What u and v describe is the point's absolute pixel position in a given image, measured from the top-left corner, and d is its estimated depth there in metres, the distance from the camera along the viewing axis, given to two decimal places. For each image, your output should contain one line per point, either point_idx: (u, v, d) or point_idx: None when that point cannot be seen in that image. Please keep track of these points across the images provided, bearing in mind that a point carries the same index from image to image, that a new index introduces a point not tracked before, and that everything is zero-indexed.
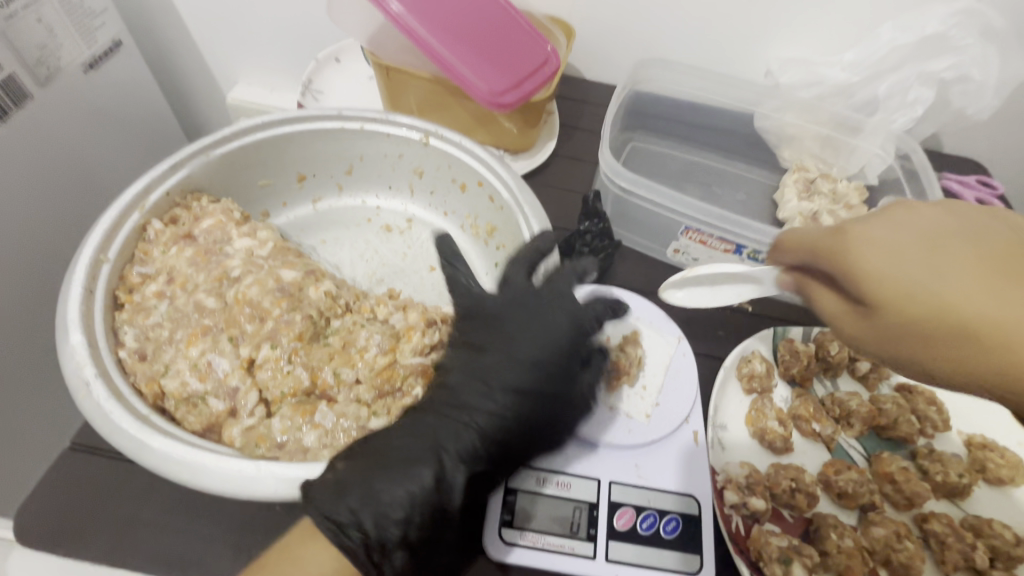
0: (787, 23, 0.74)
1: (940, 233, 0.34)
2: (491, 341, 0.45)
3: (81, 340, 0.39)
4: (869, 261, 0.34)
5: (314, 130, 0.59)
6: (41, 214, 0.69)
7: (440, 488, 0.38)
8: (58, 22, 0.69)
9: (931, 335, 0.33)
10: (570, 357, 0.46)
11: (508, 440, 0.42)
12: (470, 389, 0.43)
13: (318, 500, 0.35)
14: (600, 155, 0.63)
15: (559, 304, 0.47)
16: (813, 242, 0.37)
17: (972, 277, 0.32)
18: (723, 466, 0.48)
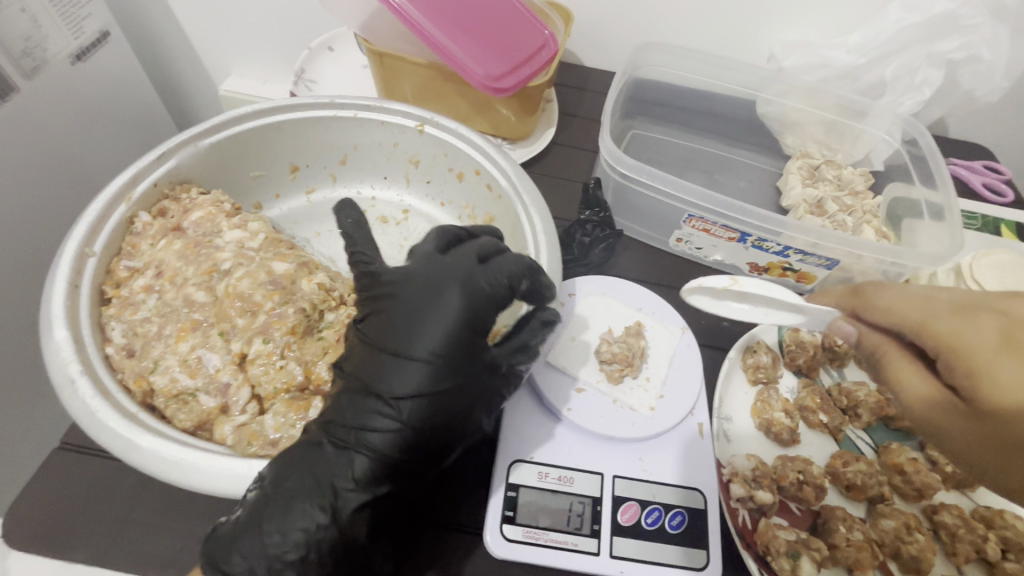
0: (791, 5, 0.72)
1: None
2: (382, 334, 0.39)
3: (66, 336, 0.38)
4: (993, 362, 0.30)
5: (306, 119, 0.57)
6: (31, 208, 0.67)
7: (335, 522, 0.35)
8: (43, 12, 0.67)
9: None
10: (469, 352, 0.38)
11: (409, 457, 0.37)
12: (362, 394, 0.37)
13: (213, 542, 0.35)
14: (600, 142, 0.62)
15: (452, 288, 0.39)
16: (920, 315, 0.34)
17: None
18: (729, 458, 0.47)
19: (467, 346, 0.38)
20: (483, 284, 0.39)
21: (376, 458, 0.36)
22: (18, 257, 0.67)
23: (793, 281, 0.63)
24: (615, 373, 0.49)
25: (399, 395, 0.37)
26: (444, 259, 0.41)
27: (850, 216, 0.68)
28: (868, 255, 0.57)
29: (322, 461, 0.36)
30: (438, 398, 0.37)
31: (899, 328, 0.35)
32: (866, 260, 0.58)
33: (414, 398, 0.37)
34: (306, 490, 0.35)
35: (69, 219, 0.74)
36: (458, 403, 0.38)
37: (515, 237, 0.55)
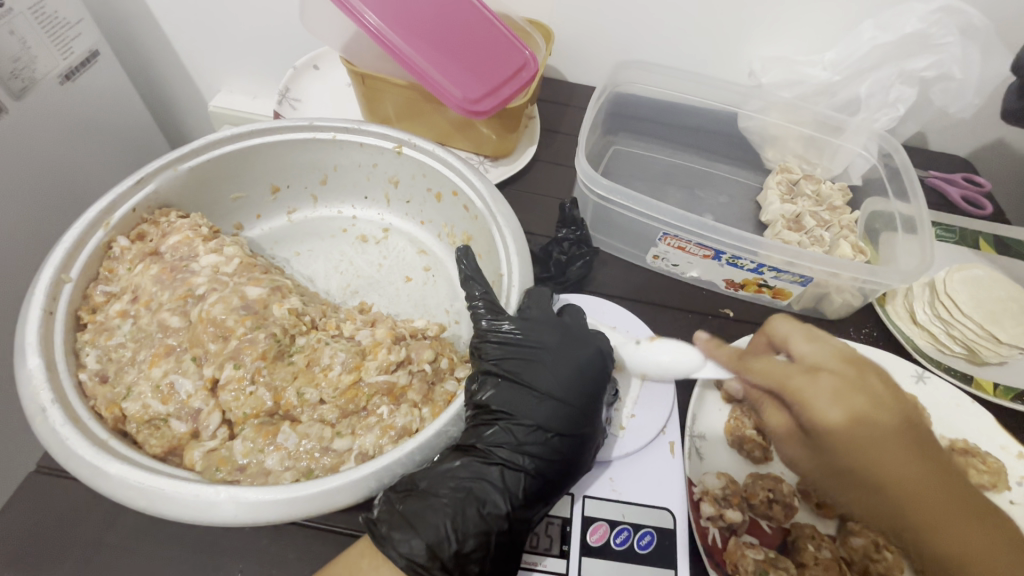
0: (766, 23, 0.73)
1: (859, 398, 0.40)
2: (533, 376, 0.44)
3: (39, 363, 0.39)
4: (822, 409, 0.40)
5: (287, 142, 0.58)
6: (17, 227, 0.68)
7: (515, 526, 0.40)
8: (31, 34, 0.68)
9: (859, 478, 0.40)
10: (600, 393, 0.45)
11: (557, 482, 0.42)
12: (528, 430, 0.43)
13: (392, 538, 0.37)
14: (576, 163, 0.62)
15: (586, 338, 0.47)
16: (784, 375, 0.42)
17: (874, 442, 0.39)
18: (700, 477, 0.48)
19: (600, 390, 0.46)
20: (603, 342, 0.48)
21: (537, 478, 0.42)
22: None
23: (770, 297, 0.64)
24: None
25: (558, 428, 0.43)
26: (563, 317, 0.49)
27: (827, 231, 0.68)
28: (843, 272, 0.57)
29: (495, 475, 0.41)
30: (582, 435, 0.43)
31: (773, 385, 0.43)
32: (841, 277, 0.58)
33: (568, 434, 0.43)
34: (488, 497, 0.40)
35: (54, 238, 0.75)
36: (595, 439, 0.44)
37: (491, 257, 0.56)
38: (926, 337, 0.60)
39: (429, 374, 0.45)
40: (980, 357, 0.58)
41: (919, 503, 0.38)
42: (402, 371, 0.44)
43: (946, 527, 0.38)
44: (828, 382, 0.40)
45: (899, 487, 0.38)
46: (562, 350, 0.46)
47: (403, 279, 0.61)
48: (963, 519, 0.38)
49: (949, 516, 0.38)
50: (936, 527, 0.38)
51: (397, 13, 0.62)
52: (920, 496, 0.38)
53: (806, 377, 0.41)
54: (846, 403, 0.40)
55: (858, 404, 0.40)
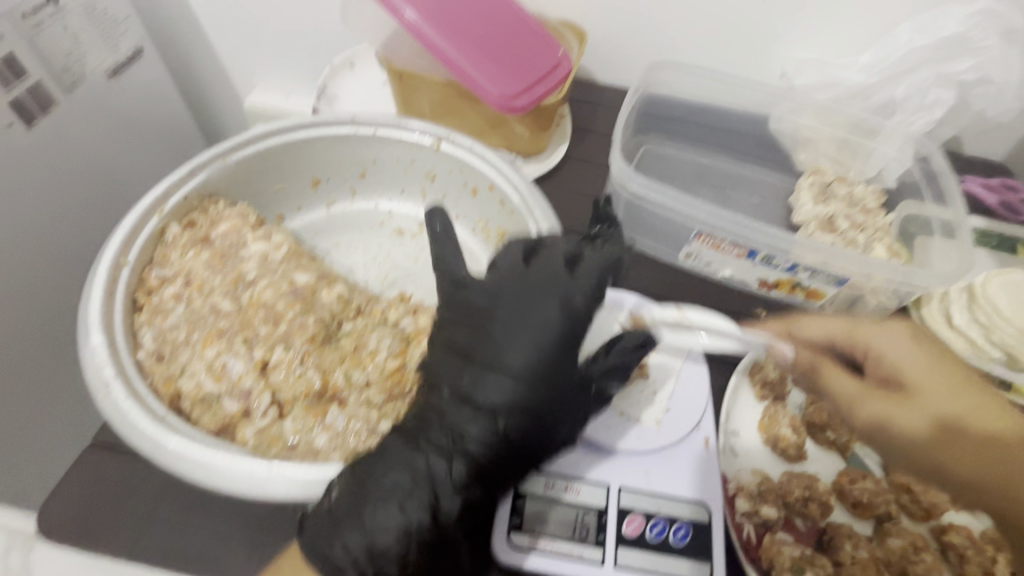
0: (800, 25, 0.73)
1: (925, 350, 0.49)
2: (478, 345, 0.43)
3: (101, 341, 0.40)
4: (892, 355, 0.49)
5: (329, 136, 0.60)
6: (58, 218, 0.71)
7: (444, 517, 0.39)
8: (82, 30, 0.72)
9: (940, 423, 0.45)
10: (557, 362, 0.42)
11: (497, 460, 0.40)
12: (461, 404, 0.41)
13: (309, 532, 0.37)
14: (611, 160, 0.63)
15: (546, 294, 0.43)
16: (851, 330, 0.50)
17: (943, 386, 0.47)
18: (734, 474, 0.48)
19: (556, 356, 0.42)
20: (575, 297, 0.43)
21: (469, 461, 0.40)
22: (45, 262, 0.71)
23: (802, 298, 0.64)
24: None
25: (493, 405, 0.40)
26: (531, 269, 0.45)
27: (861, 234, 0.68)
28: (877, 274, 0.58)
29: (423, 461, 0.39)
30: (527, 410, 0.41)
31: (836, 338, 0.50)
32: (875, 279, 0.59)
33: (510, 410, 0.41)
34: (413, 486, 0.39)
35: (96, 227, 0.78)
36: (547, 411, 0.42)
37: None
38: (963, 342, 0.59)
39: None
40: (1020, 363, 0.57)
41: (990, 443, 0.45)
42: None
43: (1013, 471, 0.44)
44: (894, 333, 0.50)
45: (972, 430, 0.45)
46: (517, 313, 0.43)
47: None
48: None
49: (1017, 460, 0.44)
50: (1003, 469, 0.44)
51: (437, 12, 0.64)
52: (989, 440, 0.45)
53: (876, 333, 0.50)
54: (915, 352, 0.48)
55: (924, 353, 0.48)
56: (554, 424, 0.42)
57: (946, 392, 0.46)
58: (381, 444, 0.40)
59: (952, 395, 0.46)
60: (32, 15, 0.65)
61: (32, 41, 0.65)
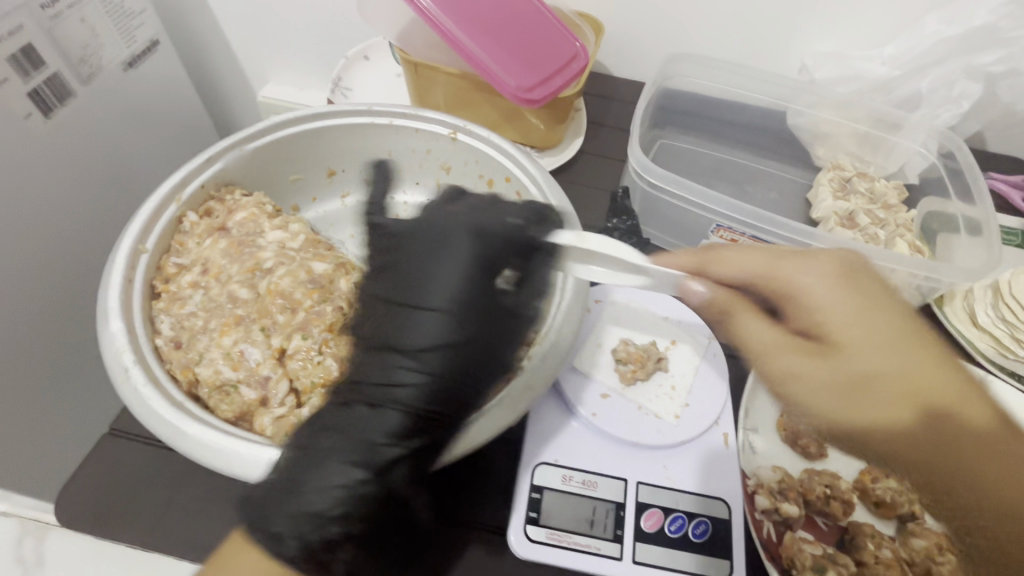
0: (822, 17, 0.72)
1: (870, 291, 0.37)
2: (396, 289, 0.40)
3: (120, 327, 0.40)
4: (806, 293, 0.38)
5: (346, 126, 0.59)
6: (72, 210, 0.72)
7: (388, 471, 0.36)
8: (99, 21, 0.72)
9: (869, 386, 0.35)
10: (482, 294, 0.40)
11: (434, 404, 0.38)
12: (384, 352, 0.38)
13: (260, 515, 0.34)
14: (629, 152, 0.63)
15: (461, 229, 0.41)
16: (767, 265, 0.40)
17: (886, 338, 0.36)
18: (755, 470, 0.47)
19: (481, 287, 0.40)
20: (490, 227, 0.41)
21: (406, 412, 0.37)
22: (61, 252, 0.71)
23: None
24: (628, 373, 0.50)
25: (420, 346, 0.38)
26: (443, 210, 0.43)
27: (882, 230, 0.67)
28: (900, 268, 0.57)
29: (358, 420, 0.37)
30: (454, 345, 0.38)
31: (748, 276, 0.41)
32: (898, 274, 0.58)
33: (437, 346, 0.38)
34: (348, 447, 0.36)
35: (110, 218, 0.78)
36: (477, 344, 0.39)
37: None
38: (988, 341, 0.58)
39: None
40: None
41: (946, 412, 0.34)
42: None
43: (979, 444, 0.34)
44: (818, 262, 0.39)
45: (912, 394, 0.35)
46: (429, 250, 0.41)
47: None
48: (990, 432, 0.34)
49: (970, 430, 0.34)
50: (969, 445, 0.34)
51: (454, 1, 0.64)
52: (932, 406, 0.34)
53: (775, 269, 0.40)
54: (836, 292, 0.37)
55: (860, 296, 0.37)
56: (490, 359, 0.40)
57: (887, 345, 0.36)
58: (317, 415, 0.38)
59: (889, 349, 0.35)
60: (52, 6, 0.65)
61: (50, 32, 0.65)
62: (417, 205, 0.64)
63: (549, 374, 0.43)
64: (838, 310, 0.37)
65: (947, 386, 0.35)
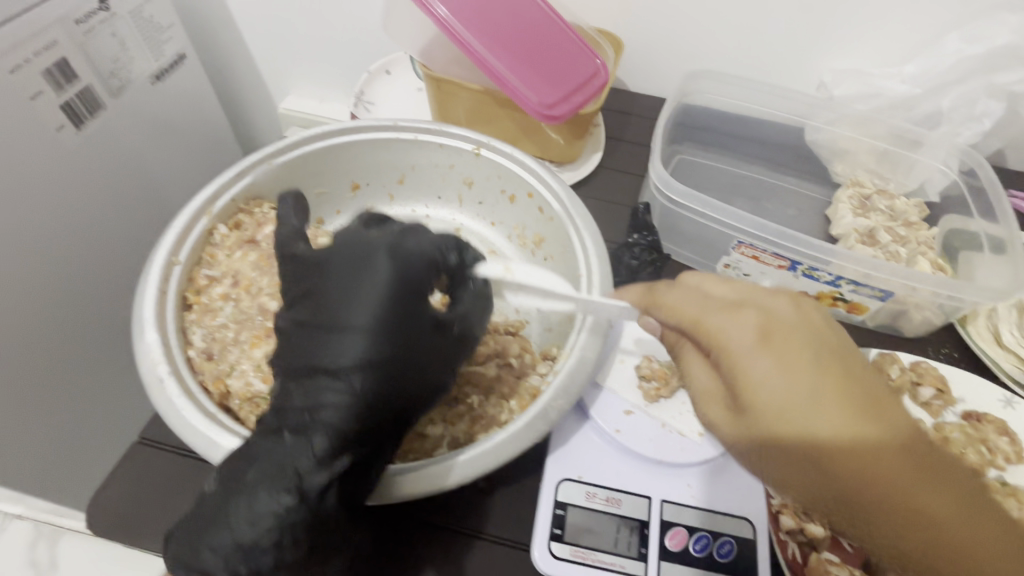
0: (842, 35, 0.73)
1: (790, 340, 0.34)
2: (323, 313, 0.39)
3: (156, 339, 0.41)
4: (731, 348, 0.35)
5: (371, 140, 0.60)
6: (96, 219, 0.73)
7: (319, 498, 0.35)
8: (130, 37, 0.74)
9: (790, 447, 0.33)
10: (408, 312, 0.39)
11: (362, 424, 0.37)
12: (312, 376, 0.38)
13: (185, 541, 0.36)
14: (650, 167, 0.63)
15: (379, 247, 0.40)
16: (695, 313, 0.37)
17: (808, 396, 0.33)
18: (778, 490, 0.45)
19: (406, 303, 0.39)
20: (412, 246, 0.40)
21: (331, 435, 0.36)
22: (87, 260, 0.73)
23: (844, 312, 0.62)
24: (652, 390, 0.49)
25: (346, 366, 0.37)
26: (364, 232, 0.42)
27: (903, 247, 0.66)
28: (922, 287, 0.56)
29: (282, 449, 0.36)
30: (382, 361, 0.38)
31: (685, 322, 0.38)
32: (921, 292, 0.57)
33: (362, 368, 0.37)
34: (270, 476, 0.35)
35: (133, 228, 0.80)
36: (405, 360, 0.39)
37: (566, 259, 0.57)
38: (1013, 360, 0.58)
39: (515, 368, 0.49)
40: None
41: (871, 469, 0.32)
42: (491, 363, 0.49)
43: (902, 497, 0.32)
44: (740, 316, 0.35)
45: (837, 456, 0.32)
46: (350, 271, 0.40)
47: None
48: (914, 482, 0.32)
49: (901, 480, 0.32)
50: (891, 499, 0.32)
51: (478, 19, 0.65)
52: (857, 466, 0.32)
53: (703, 319, 0.37)
54: (759, 345, 0.34)
55: (782, 350, 0.34)
56: (416, 374, 0.40)
57: (807, 404, 0.33)
58: (243, 446, 0.37)
59: (812, 407, 0.33)
60: (86, 21, 0.67)
61: (83, 46, 0.67)
62: (440, 221, 0.67)
63: (577, 393, 0.43)
64: (763, 369, 0.34)
65: (875, 443, 0.32)
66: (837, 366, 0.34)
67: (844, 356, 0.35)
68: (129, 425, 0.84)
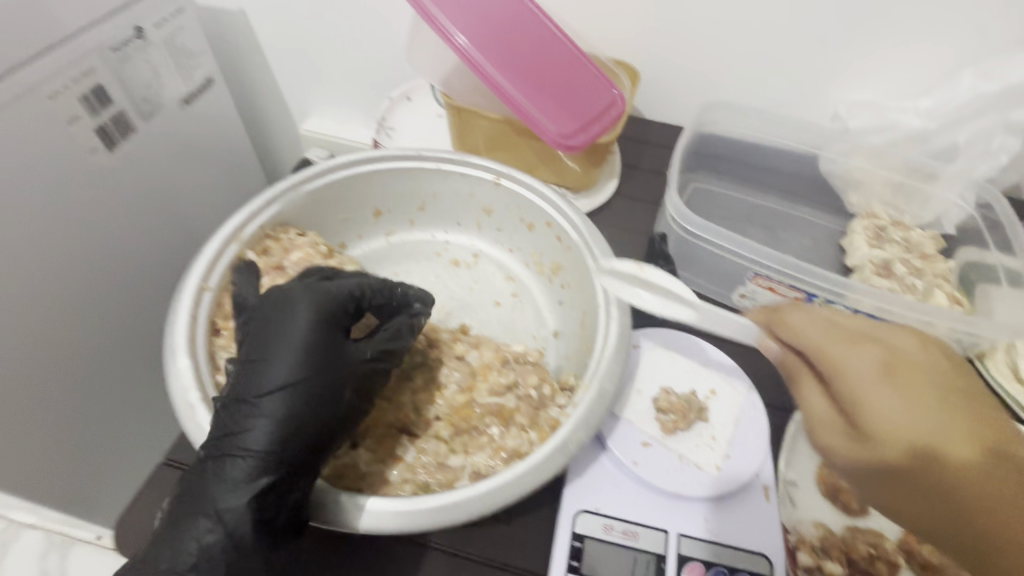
0: (856, 69, 0.74)
1: (911, 371, 0.36)
2: (251, 351, 0.43)
3: (186, 365, 0.43)
4: (855, 379, 0.37)
5: (394, 169, 0.62)
6: (122, 237, 0.75)
7: (239, 520, 0.38)
8: (162, 63, 0.77)
9: (916, 476, 0.35)
10: (321, 345, 0.42)
11: (276, 449, 0.39)
12: (234, 408, 0.40)
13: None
14: (667, 198, 0.65)
15: (297, 290, 0.44)
16: (821, 342, 0.39)
17: (936, 426, 0.34)
18: (795, 524, 0.48)
19: (320, 337, 0.42)
20: (330, 289, 0.45)
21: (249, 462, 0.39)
22: (114, 278, 0.75)
23: None
24: (670, 423, 0.50)
25: (262, 396, 0.40)
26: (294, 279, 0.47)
27: (920, 279, 0.66)
28: (939, 321, 0.57)
29: (209, 478, 0.39)
30: (295, 389, 0.40)
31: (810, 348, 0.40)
32: (937, 326, 0.57)
33: (278, 397, 0.40)
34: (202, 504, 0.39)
35: (157, 246, 0.81)
36: (319, 388, 0.41)
37: (584, 288, 0.58)
38: None
39: (533, 400, 0.49)
40: None
41: (992, 498, 0.33)
42: (510, 395, 0.49)
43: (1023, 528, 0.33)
44: (867, 348, 0.37)
45: (964, 483, 0.33)
46: (275, 312, 0.44)
47: (493, 304, 0.65)
48: None
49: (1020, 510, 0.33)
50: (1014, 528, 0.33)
51: (499, 51, 0.67)
52: (984, 493, 0.33)
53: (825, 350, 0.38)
54: (883, 376, 0.36)
55: (901, 379, 0.36)
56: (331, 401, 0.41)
57: (936, 434, 0.34)
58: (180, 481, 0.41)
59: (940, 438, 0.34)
60: (123, 49, 0.70)
61: (118, 72, 0.70)
62: (459, 247, 0.68)
63: (597, 425, 0.44)
64: (875, 398, 0.36)
65: (996, 473, 0.34)
66: (954, 398, 0.36)
67: (960, 388, 0.36)
68: (145, 440, 0.85)
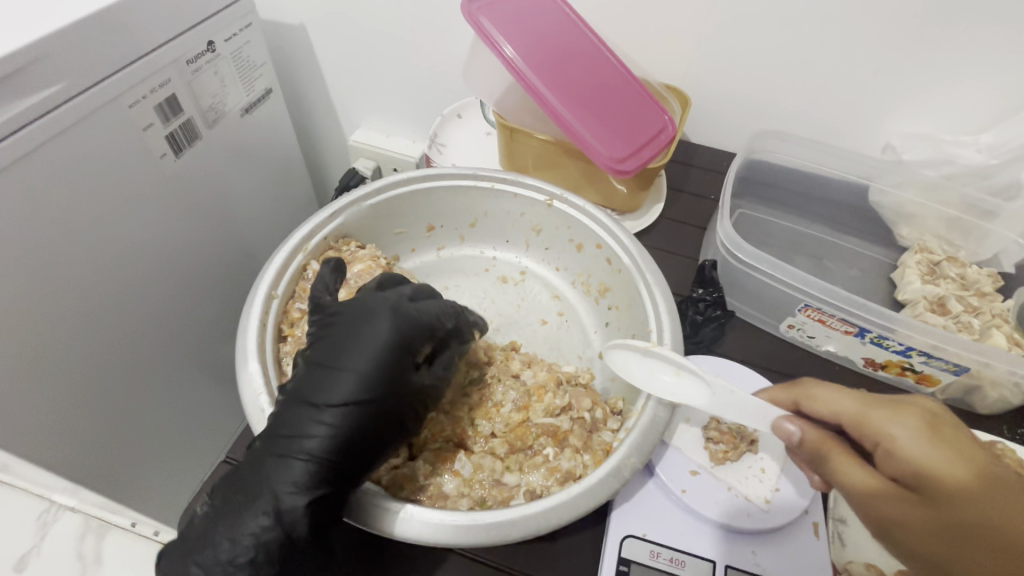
0: (911, 100, 0.73)
1: (950, 435, 0.39)
2: (328, 355, 0.44)
3: (257, 368, 0.46)
4: (899, 442, 0.39)
5: (451, 186, 0.64)
6: (182, 239, 0.78)
7: (285, 528, 0.39)
8: (228, 75, 0.81)
9: (970, 533, 0.35)
10: (396, 365, 0.44)
11: (340, 461, 0.41)
12: (309, 409, 0.42)
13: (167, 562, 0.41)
14: (719, 227, 0.66)
15: (375, 305, 0.45)
16: (860, 408, 0.42)
17: (977, 482, 0.37)
18: (845, 565, 0.46)
19: (397, 360, 0.44)
20: (410, 309, 0.46)
21: (314, 462, 0.40)
22: (173, 277, 0.78)
23: (912, 381, 0.61)
24: (720, 453, 0.51)
25: (334, 403, 0.41)
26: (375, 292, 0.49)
27: (976, 318, 0.64)
28: (998, 363, 0.54)
29: (269, 471, 0.41)
30: (365, 405, 0.42)
31: (847, 417, 0.43)
32: (997, 369, 0.55)
33: (347, 406, 0.42)
34: (262, 493, 0.40)
35: (210, 248, 0.85)
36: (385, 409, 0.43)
37: (632, 311, 0.59)
38: None
39: (587, 423, 0.51)
40: None
41: None
42: (564, 417, 0.51)
43: None
44: (908, 414, 0.40)
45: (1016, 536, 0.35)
46: (351, 321, 0.45)
47: (540, 322, 0.66)
48: None
49: None
50: None
51: (553, 71, 0.67)
52: None
53: (868, 416, 0.42)
54: (927, 438, 0.39)
55: (944, 441, 0.39)
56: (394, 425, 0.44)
57: (978, 489, 0.36)
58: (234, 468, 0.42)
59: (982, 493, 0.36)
60: (195, 62, 0.74)
61: (189, 83, 0.74)
62: (507, 263, 0.70)
63: (649, 452, 0.45)
64: (927, 459, 0.38)
65: None
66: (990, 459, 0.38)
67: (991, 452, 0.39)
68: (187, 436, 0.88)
